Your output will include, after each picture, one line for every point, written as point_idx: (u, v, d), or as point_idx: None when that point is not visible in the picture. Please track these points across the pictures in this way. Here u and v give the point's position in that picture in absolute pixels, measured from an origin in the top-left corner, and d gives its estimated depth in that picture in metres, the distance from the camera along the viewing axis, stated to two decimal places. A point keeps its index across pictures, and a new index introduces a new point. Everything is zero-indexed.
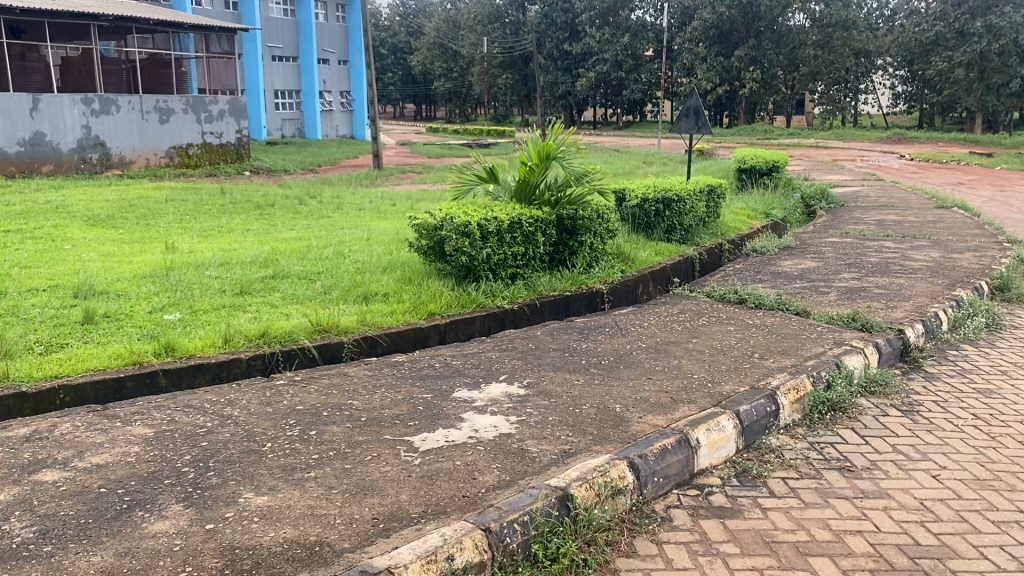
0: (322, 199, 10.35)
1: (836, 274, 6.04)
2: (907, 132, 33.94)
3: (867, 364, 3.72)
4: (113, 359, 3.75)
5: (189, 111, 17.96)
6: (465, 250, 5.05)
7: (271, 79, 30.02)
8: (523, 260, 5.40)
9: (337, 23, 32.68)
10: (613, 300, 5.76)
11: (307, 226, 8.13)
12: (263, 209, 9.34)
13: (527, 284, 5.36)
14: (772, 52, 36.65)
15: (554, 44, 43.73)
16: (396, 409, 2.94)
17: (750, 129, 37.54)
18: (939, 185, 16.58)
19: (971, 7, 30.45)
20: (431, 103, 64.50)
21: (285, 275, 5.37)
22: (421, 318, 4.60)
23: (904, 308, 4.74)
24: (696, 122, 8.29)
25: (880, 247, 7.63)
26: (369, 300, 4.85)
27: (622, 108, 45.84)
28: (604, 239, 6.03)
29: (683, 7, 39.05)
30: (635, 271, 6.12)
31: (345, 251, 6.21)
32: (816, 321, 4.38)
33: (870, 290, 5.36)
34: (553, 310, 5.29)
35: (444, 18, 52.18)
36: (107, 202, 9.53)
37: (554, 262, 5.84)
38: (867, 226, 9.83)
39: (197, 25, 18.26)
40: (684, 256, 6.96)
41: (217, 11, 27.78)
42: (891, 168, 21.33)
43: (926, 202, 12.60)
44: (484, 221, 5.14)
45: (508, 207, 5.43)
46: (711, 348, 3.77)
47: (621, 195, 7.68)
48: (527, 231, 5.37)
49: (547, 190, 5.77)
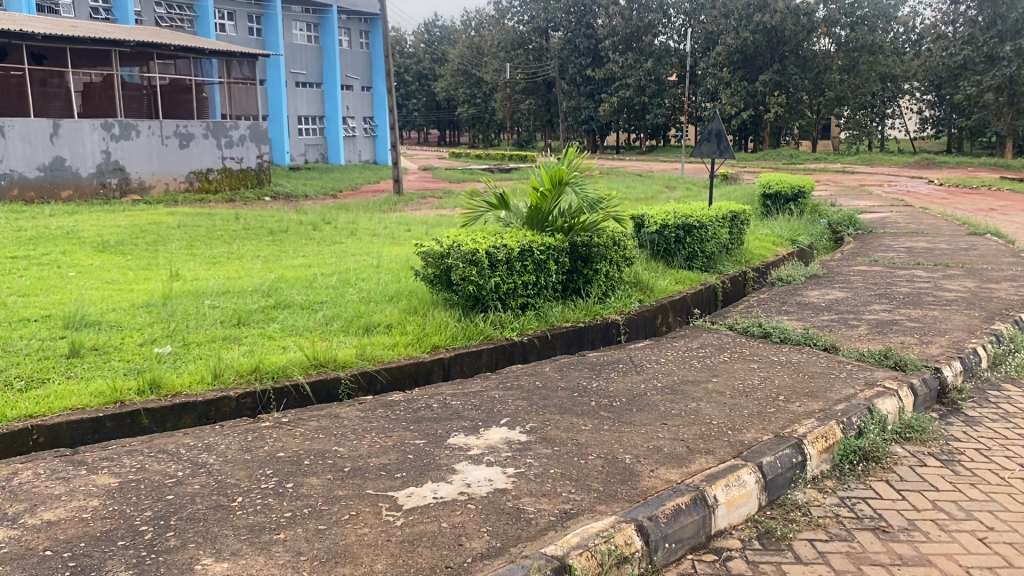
0: (336, 225, 10.18)
1: (866, 305, 5.73)
2: (935, 157, 33.42)
3: (902, 407, 3.42)
4: (93, 395, 3.53)
5: (209, 136, 17.98)
6: (472, 279, 4.82)
7: (295, 105, 30.18)
8: (535, 289, 5.16)
9: (360, 49, 32.87)
10: (630, 332, 5.49)
11: (318, 252, 7.96)
12: (276, 234, 9.19)
13: (538, 314, 5.11)
14: (797, 77, 36.45)
15: (576, 70, 43.83)
16: (383, 457, 2.69)
17: (775, 154, 37.17)
18: (970, 211, 16.18)
19: (999, 31, 30.15)
20: (455, 128, 64.75)
21: (287, 304, 5.16)
22: (424, 351, 4.36)
23: (940, 343, 4.43)
24: (718, 146, 8.02)
25: (911, 276, 7.30)
26: (370, 332, 4.62)
27: (644, 133, 45.70)
28: (620, 267, 5.77)
29: (707, 31, 38.91)
30: (654, 301, 5.85)
31: (352, 279, 5.99)
32: (846, 358, 4.09)
33: (901, 323, 5.06)
34: (565, 342, 5.04)
35: (468, 45, 52.52)
36: (119, 227, 9.45)
37: (567, 291, 5.59)
38: (897, 254, 9.50)
39: (218, 51, 18.32)
40: (705, 284, 6.68)
41: (241, 38, 27.99)
42: (921, 194, 20.88)
43: (957, 228, 12.27)
44: (493, 248, 4.92)
45: (519, 234, 5.20)
46: (732, 390, 3.49)
47: (640, 220, 7.43)
48: (539, 259, 5.14)
49: (560, 217, 5.54)
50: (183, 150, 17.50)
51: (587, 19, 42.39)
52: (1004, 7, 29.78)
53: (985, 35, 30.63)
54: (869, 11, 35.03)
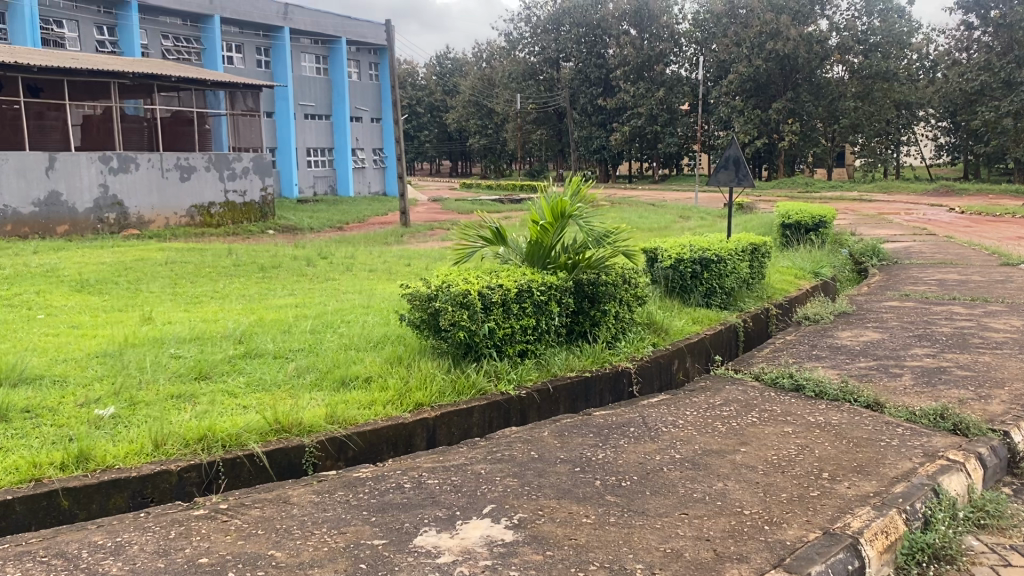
0: (333, 260, 9.68)
1: (907, 349, 5.15)
2: (955, 184, 32.81)
3: (971, 486, 2.82)
4: (7, 471, 2.99)
5: (211, 168, 17.66)
6: (464, 324, 4.27)
7: (304, 137, 29.94)
8: (535, 334, 4.60)
9: (370, 81, 32.68)
10: (642, 382, 4.92)
11: (309, 290, 7.46)
12: (268, 271, 8.71)
13: (540, 362, 4.56)
14: (811, 104, 36.09)
15: (588, 100, 43.60)
16: (329, 568, 2.15)
17: (790, 182, 36.67)
18: (996, 239, 15.61)
19: (1017, 56, 29.66)
20: (468, 158, 64.72)
21: (258, 353, 4.63)
22: (405, 410, 3.81)
23: (1001, 398, 3.83)
24: (736, 173, 7.50)
25: (949, 314, 6.69)
26: (346, 387, 4.06)
27: (657, 162, 45.37)
28: (631, 308, 5.23)
29: (719, 59, 38.59)
30: (669, 345, 5.29)
31: (336, 322, 5.48)
32: (894, 419, 3.51)
33: (951, 371, 4.47)
34: (570, 397, 4.47)
35: (479, 75, 52.46)
36: (103, 264, 9.00)
37: (572, 335, 5.04)
38: (928, 287, 8.93)
39: (221, 82, 18.04)
40: (725, 325, 6.12)
41: (250, 70, 27.84)
42: (942, 222, 20.31)
43: (987, 258, 11.69)
44: (486, 289, 4.38)
45: (517, 273, 4.68)
46: (764, 464, 2.91)
47: (652, 254, 6.88)
48: (539, 302, 4.60)
49: (563, 253, 5.01)
50: (184, 183, 17.15)
51: (598, 48, 42.10)
52: (1020, 32, 29.23)
53: (1001, 61, 30.10)
54: (883, 38, 34.57)
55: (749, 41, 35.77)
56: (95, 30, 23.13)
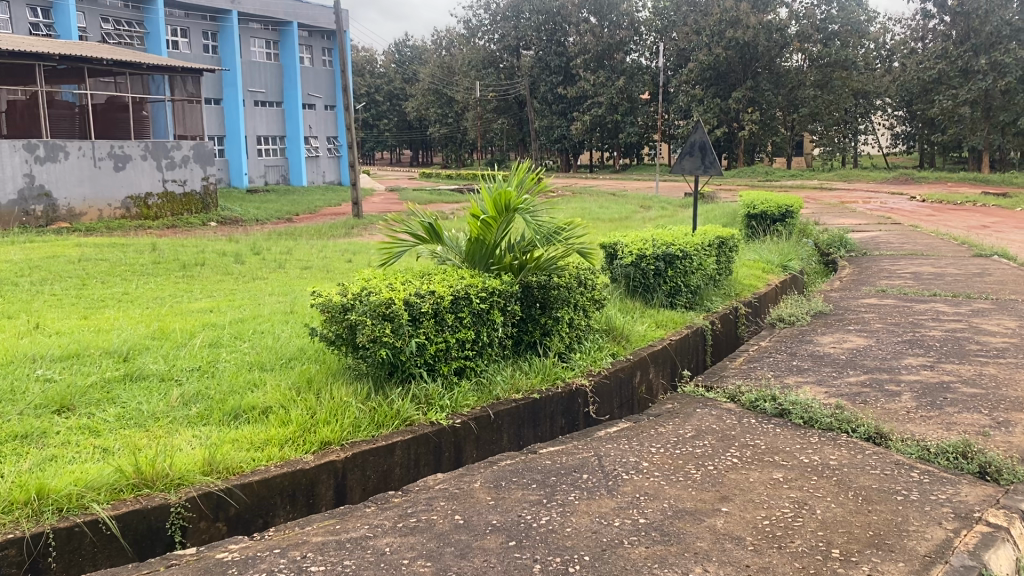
0: (266, 256, 8.93)
1: (899, 357, 4.56)
2: (913, 173, 32.64)
3: (1021, 560, 2.18)
4: None
5: (147, 157, 16.73)
6: (386, 341, 3.55)
7: (253, 125, 28.85)
8: (474, 348, 3.92)
9: (323, 67, 31.61)
10: (600, 403, 4.25)
11: (230, 292, 6.73)
12: (191, 269, 7.95)
13: (480, 381, 3.88)
14: (770, 93, 35.83)
15: (548, 88, 42.79)
16: None
17: (751, 171, 36.29)
18: (961, 229, 15.25)
19: (974, 44, 29.38)
20: (428, 148, 63.74)
21: (142, 376, 3.89)
22: (306, 452, 3.09)
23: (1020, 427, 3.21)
24: (702, 161, 6.82)
25: (936, 313, 6.11)
26: (237, 421, 3.34)
27: (618, 152, 44.99)
28: (588, 313, 4.59)
29: (678, 48, 38.12)
30: (630, 355, 4.64)
31: (247, 335, 4.75)
32: (904, 459, 2.86)
33: (958, 388, 3.84)
34: (515, 425, 3.77)
35: (438, 63, 51.60)
36: (6, 262, 8.14)
37: (519, 347, 4.36)
38: (903, 281, 8.39)
39: (158, 66, 17.06)
40: (693, 328, 5.48)
41: (195, 55, 26.64)
42: (905, 211, 20.01)
43: (958, 249, 11.21)
44: (414, 296, 3.66)
45: (452, 278, 3.99)
46: (755, 536, 2.23)
47: (612, 250, 6.21)
48: (478, 312, 3.91)
49: (508, 251, 4.32)
50: (118, 172, 16.17)
51: (558, 36, 41.51)
52: (977, 20, 29.00)
53: (958, 49, 29.93)
54: (841, 27, 34.54)
55: (709, 30, 35.38)
56: (28, 12, 21.77)
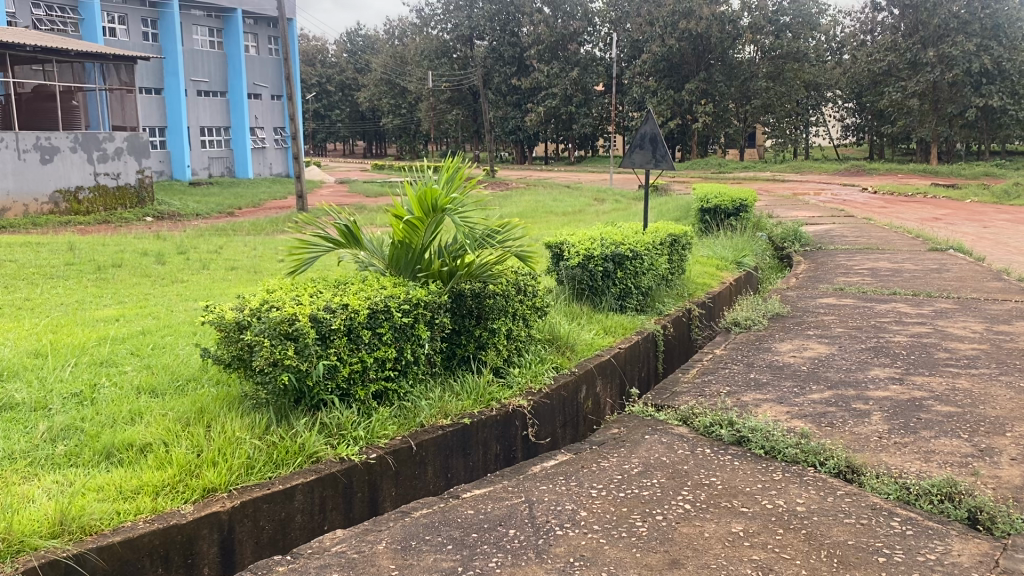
0: (192, 256, 8.34)
1: (866, 369, 4.20)
2: (864, 164, 32.82)
3: None
4: None
5: (77, 149, 15.89)
6: (289, 365, 3.06)
7: (196, 115, 27.91)
8: (396, 367, 3.46)
9: (269, 56, 30.69)
10: (540, 426, 3.81)
11: (143, 297, 6.16)
12: (105, 271, 7.34)
13: (402, 406, 3.42)
14: (723, 85, 35.73)
15: (501, 79, 42.34)
16: None
17: (704, 163, 36.23)
18: (914, 221, 15.16)
19: (923, 36, 29.45)
20: (382, 139, 62.88)
21: (8, 406, 3.35)
22: (185, 503, 2.62)
23: (1000, 456, 2.85)
24: (653, 154, 6.41)
25: (898, 315, 5.79)
26: (109, 462, 2.84)
27: (573, 143, 44.78)
28: (529, 322, 4.16)
29: (632, 39, 37.89)
30: (575, 368, 4.22)
31: (146, 352, 4.21)
32: (882, 502, 2.47)
33: (931, 406, 3.48)
34: (441, 455, 3.31)
35: (391, 53, 50.87)
36: None
37: (451, 362, 3.89)
38: (860, 278, 8.10)
39: (87, 54, 16.16)
40: (643, 334, 5.08)
41: (135, 43, 25.57)
42: (857, 203, 20.01)
43: (913, 243, 11.02)
44: (323, 311, 3.19)
45: (368, 288, 3.51)
46: None
47: (558, 250, 5.78)
48: (401, 326, 3.44)
49: (436, 257, 3.87)
50: (45, 165, 15.33)
51: (512, 26, 40.75)
52: (925, 13, 29.04)
53: (907, 42, 30.06)
54: (793, 19, 34.44)
55: (662, 21, 35.11)
56: None
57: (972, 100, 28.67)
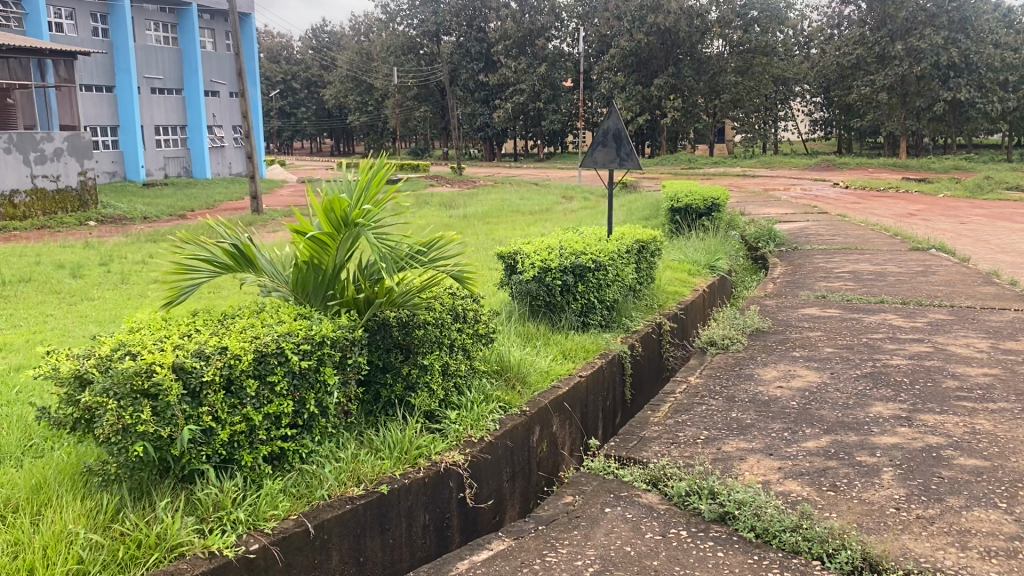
0: (112, 267, 7.56)
1: (866, 404, 3.56)
2: (833, 159, 32.48)
3: None
4: None
5: (11, 150, 15.00)
6: (141, 428, 2.36)
7: (150, 114, 26.92)
8: (296, 422, 2.77)
9: (226, 52, 29.68)
10: (479, 485, 3.13)
11: (39, 320, 5.40)
12: (9, 287, 6.56)
13: (299, 470, 2.73)
14: (692, 79, 35.23)
15: (469, 76, 41.56)
16: None
17: (674, 159, 35.78)
18: (889, 218, 14.71)
19: (890, 30, 29.16)
20: (348, 138, 61.88)
21: None
22: None
23: None
24: (617, 151, 5.77)
25: (893, 330, 5.17)
26: None
27: (542, 140, 44.21)
28: (468, 352, 3.48)
29: (601, 34, 37.25)
30: (526, 406, 3.55)
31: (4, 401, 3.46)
32: None
33: (953, 460, 2.85)
34: (350, 534, 2.62)
35: (357, 50, 49.87)
36: None
37: (374, 408, 3.20)
38: (843, 283, 7.50)
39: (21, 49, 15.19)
40: (607, 356, 4.43)
41: (83, 39, 24.45)
42: (830, 198, 19.63)
43: (893, 242, 10.48)
44: (192, 358, 2.51)
45: (257, 324, 2.81)
46: None
47: (511, 261, 5.08)
48: (300, 372, 2.75)
49: (352, 280, 3.22)
50: None
51: (478, 22, 40.14)
52: (891, 7, 28.79)
53: (875, 35, 29.77)
54: (761, 13, 33.94)
55: (630, 15, 34.60)
56: None
57: (940, 93, 28.44)
